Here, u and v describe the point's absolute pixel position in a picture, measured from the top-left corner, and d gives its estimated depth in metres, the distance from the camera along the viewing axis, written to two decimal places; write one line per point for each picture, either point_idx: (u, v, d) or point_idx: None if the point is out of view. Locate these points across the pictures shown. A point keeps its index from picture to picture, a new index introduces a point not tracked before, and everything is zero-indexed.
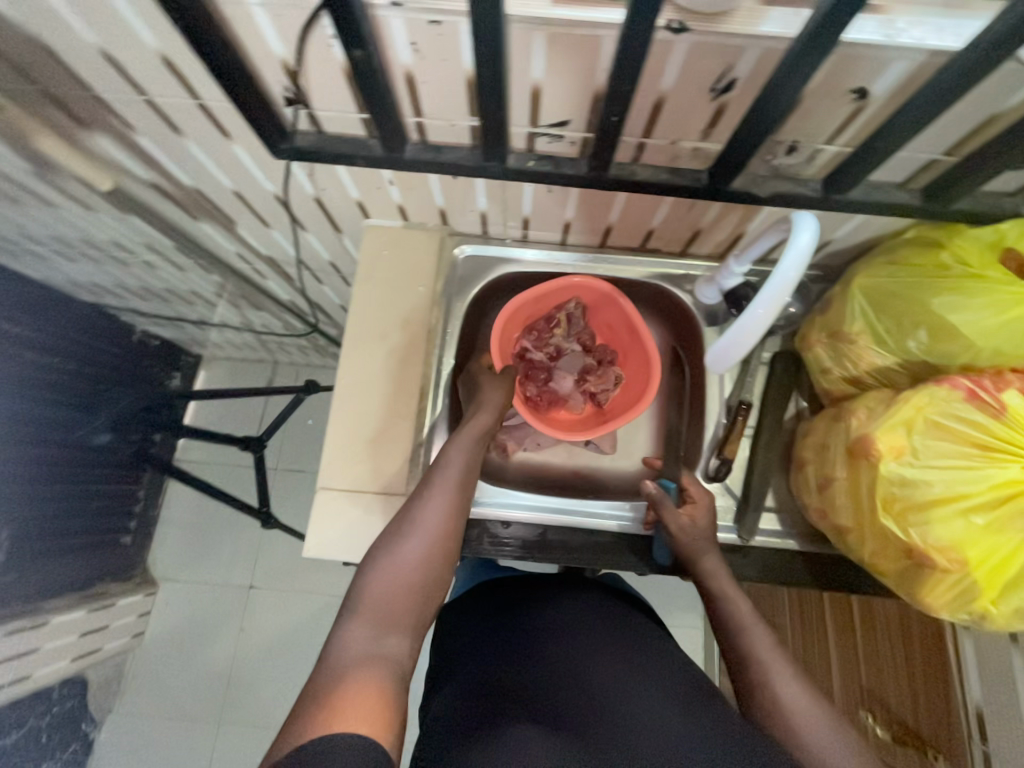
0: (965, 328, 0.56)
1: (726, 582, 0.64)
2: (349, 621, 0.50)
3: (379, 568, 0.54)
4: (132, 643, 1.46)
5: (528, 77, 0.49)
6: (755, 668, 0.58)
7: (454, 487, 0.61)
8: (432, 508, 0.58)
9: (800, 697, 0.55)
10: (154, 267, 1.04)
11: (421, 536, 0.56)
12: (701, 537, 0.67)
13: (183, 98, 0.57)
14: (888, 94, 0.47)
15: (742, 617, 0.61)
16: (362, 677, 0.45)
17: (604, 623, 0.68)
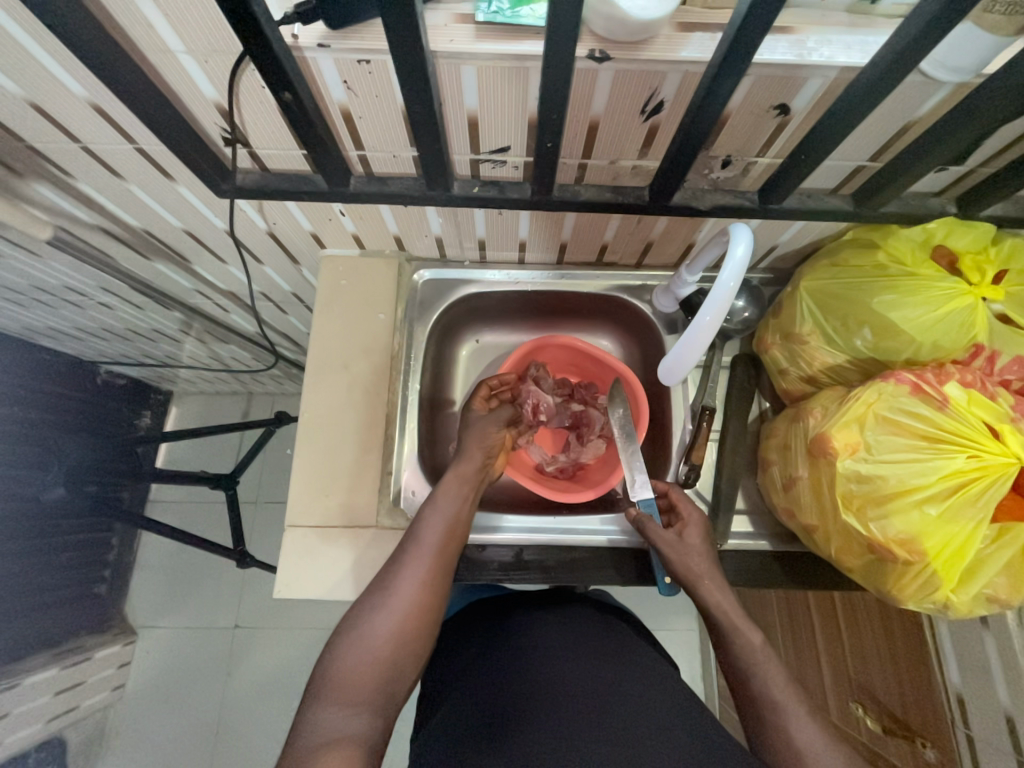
0: (904, 324, 0.58)
1: (733, 613, 0.62)
2: (319, 699, 0.50)
3: (348, 643, 0.53)
4: (112, 697, 1.39)
5: (463, 107, 0.50)
6: (769, 709, 0.56)
7: (426, 563, 0.58)
8: (403, 582, 0.57)
9: (816, 741, 0.54)
10: (111, 309, 1.02)
11: (391, 611, 0.54)
12: (695, 556, 0.65)
13: (119, 144, 0.56)
14: (807, 109, 0.49)
15: (754, 653, 0.60)
16: (328, 764, 0.44)
17: (598, 652, 0.65)
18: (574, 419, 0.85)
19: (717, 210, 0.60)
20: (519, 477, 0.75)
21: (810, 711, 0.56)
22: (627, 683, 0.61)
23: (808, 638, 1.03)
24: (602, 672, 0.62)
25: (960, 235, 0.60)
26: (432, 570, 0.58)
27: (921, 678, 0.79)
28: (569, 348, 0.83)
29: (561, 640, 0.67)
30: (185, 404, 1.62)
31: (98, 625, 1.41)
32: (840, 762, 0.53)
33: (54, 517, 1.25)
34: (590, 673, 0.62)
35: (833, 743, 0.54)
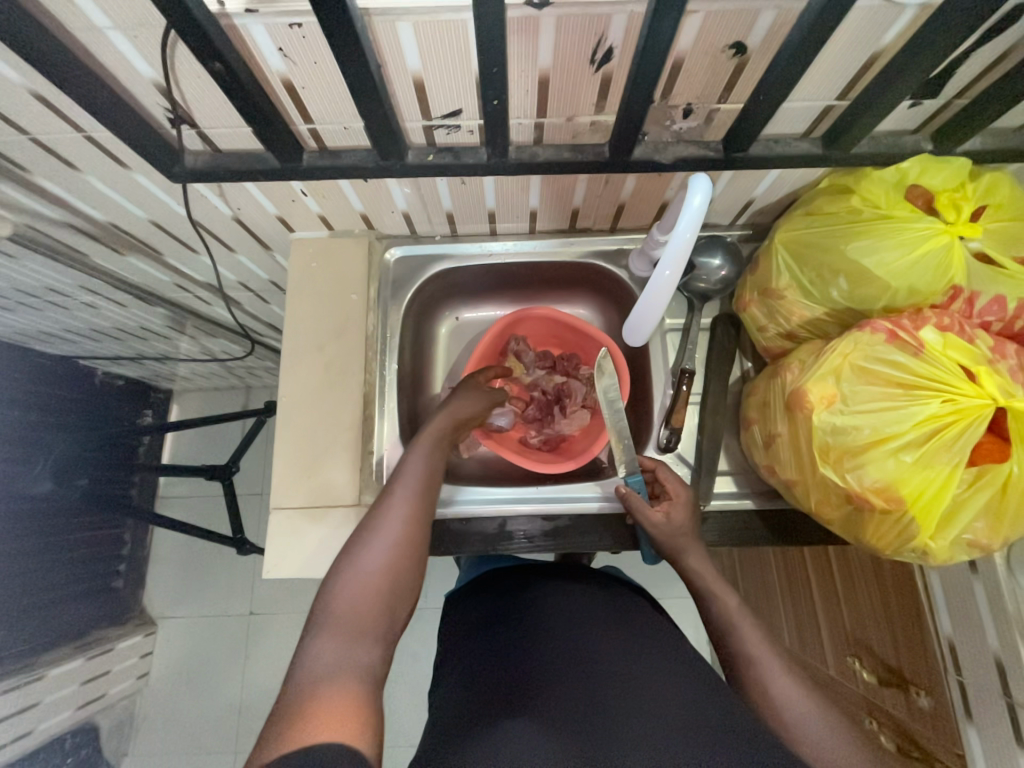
0: (878, 270, 0.56)
1: (710, 577, 0.63)
2: (317, 635, 0.48)
3: (344, 578, 0.51)
4: (138, 685, 1.45)
5: (406, 69, 0.48)
6: (746, 663, 0.58)
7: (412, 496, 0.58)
8: (392, 514, 0.56)
9: (790, 691, 0.55)
10: (96, 309, 1.02)
11: (386, 544, 0.54)
12: (679, 532, 0.65)
13: (66, 133, 0.56)
14: (763, 46, 0.47)
15: (730, 613, 0.60)
16: (334, 692, 0.43)
17: (590, 617, 0.67)
18: (556, 389, 0.83)
19: (682, 164, 0.58)
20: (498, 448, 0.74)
21: (784, 667, 0.56)
22: (619, 644, 0.62)
23: (807, 597, 1.04)
24: (594, 634, 0.63)
25: (934, 174, 0.57)
26: (418, 504, 0.58)
27: (913, 629, 0.79)
28: (547, 319, 0.83)
29: (554, 608, 0.69)
30: (185, 401, 1.64)
31: (118, 618, 1.46)
32: (814, 712, 0.54)
33: (63, 516, 1.28)
34: (584, 635, 0.63)
35: (806, 694, 0.55)
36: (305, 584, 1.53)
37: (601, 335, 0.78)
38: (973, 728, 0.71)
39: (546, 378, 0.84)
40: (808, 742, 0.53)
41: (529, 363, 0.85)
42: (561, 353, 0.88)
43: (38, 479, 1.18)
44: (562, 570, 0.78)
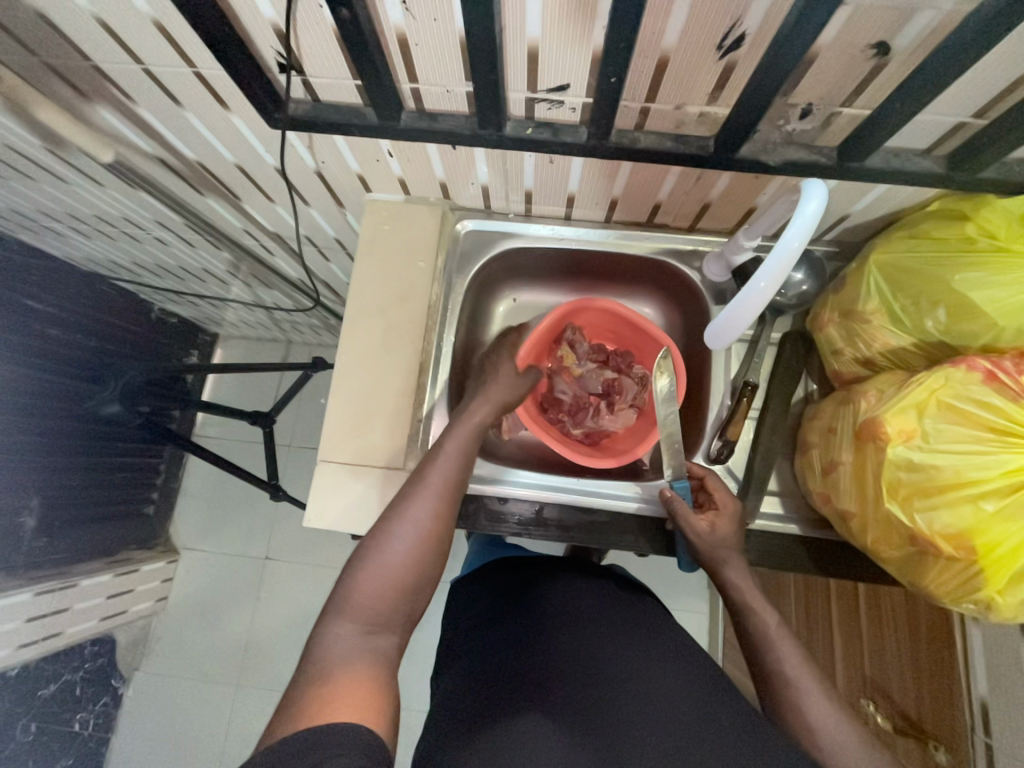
0: (986, 305, 0.52)
1: (750, 593, 0.62)
2: (337, 620, 0.50)
3: (365, 568, 0.53)
4: (157, 607, 1.53)
5: (524, 36, 0.47)
6: (783, 684, 0.56)
7: (439, 491, 0.60)
8: (417, 508, 0.57)
9: (829, 718, 0.53)
10: (166, 245, 1.05)
11: (407, 538, 0.55)
12: (724, 544, 0.63)
13: (177, 67, 0.57)
14: (909, 50, 0.44)
15: (768, 632, 0.59)
16: (354, 674, 0.46)
17: (611, 615, 0.67)
18: (604, 384, 0.82)
19: (787, 167, 0.56)
20: (541, 435, 0.73)
21: (823, 689, 0.55)
22: (642, 645, 0.62)
23: (824, 632, 1.01)
24: (617, 632, 0.63)
25: None
26: (443, 501, 0.59)
27: (941, 682, 0.76)
28: (608, 313, 0.81)
29: (578, 600, 0.69)
30: (230, 346, 1.69)
31: (145, 542, 1.53)
32: (853, 738, 0.52)
33: (110, 438, 1.34)
34: (608, 632, 0.63)
35: (849, 722, 0.53)
36: (321, 538, 1.58)
37: (664, 337, 0.76)
38: None
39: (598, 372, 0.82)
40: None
41: (583, 354, 0.83)
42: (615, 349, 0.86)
43: (108, 402, 1.18)
44: (586, 566, 0.78)
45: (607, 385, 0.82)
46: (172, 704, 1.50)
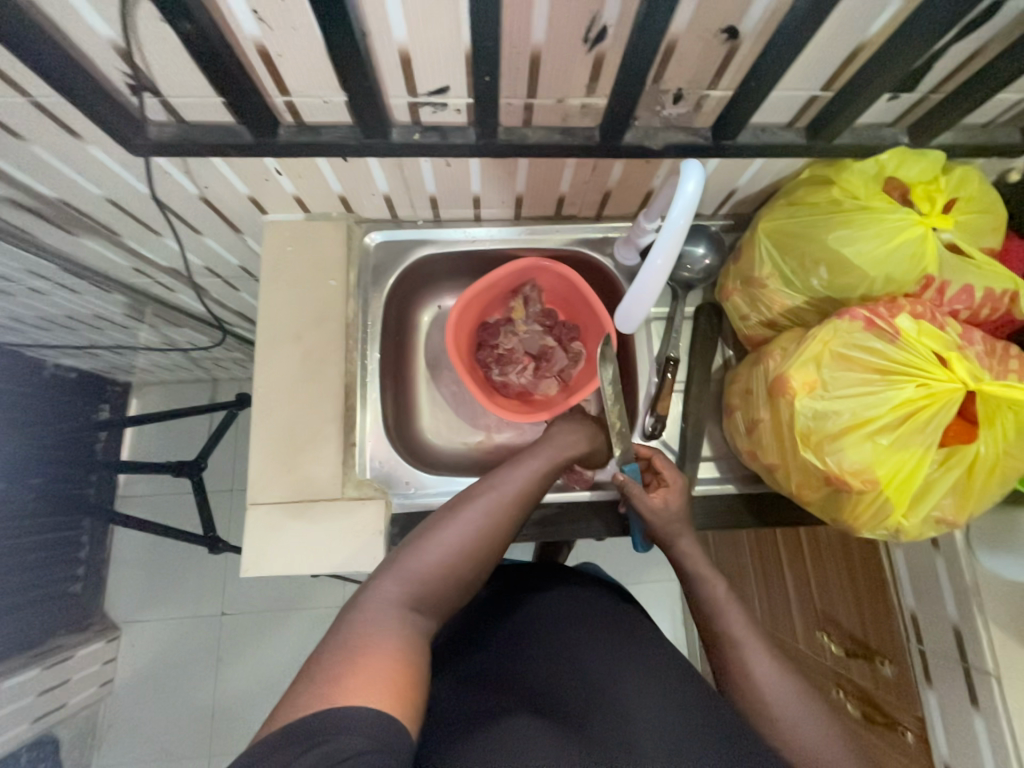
0: (857, 258, 0.58)
1: (700, 563, 0.64)
2: (385, 581, 0.49)
3: (422, 543, 0.52)
4: (102, 692, 1.38)
5: (391, 40, 0.46)
6: (731, 647, 0.59)
7: (518, 490, 0.58)
8: (483, 498, 0.56)
9: (772, 676, 0.56)
10: (45, 295, 0.95)
11: (476, 519, 0.54)
12: (674, 521, 0.66)
13: (10, 97, 0.50)
14: (756, 32, 0.47)
15: (718, 599, 0.62)
16: (384, 649, 0.43)
17: (588, 618, 0.67)
18: (539, 347, 0.83)
19: (671, 150, 0.58)
20: (468, 381, 0.74)
21: (768, 650, 0.58)
22: (614, 641, 0.63)
23: (779, 577, 1.08)
24: (590, 632, 0.64)
25: (912, 165, 0.58)
26: (508, 507, 0.56)
27: (880, 601, 0.83)
28: (564, 279, 0.80)
29: (546, 606, 0.69)
30: (146, 395, 1.56)
31: (77, 625, 1.38)
32: (796, 698, 0.55)
33: (13, 518, 1.20)
34: (581, 633, 0.64)
35: (790, 679, 0.56)
36: (279, 582, 1.49)
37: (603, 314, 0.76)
38: (933, 693, 0.76)
39: (542, 335, 0.83)
40: (792, 724, 0.54)
41: (531, 314, 0.84)
42: (565, 319, 0.86)
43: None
44: (555, 567, 0.78)
45: (549, 350, 0.83)
46: None
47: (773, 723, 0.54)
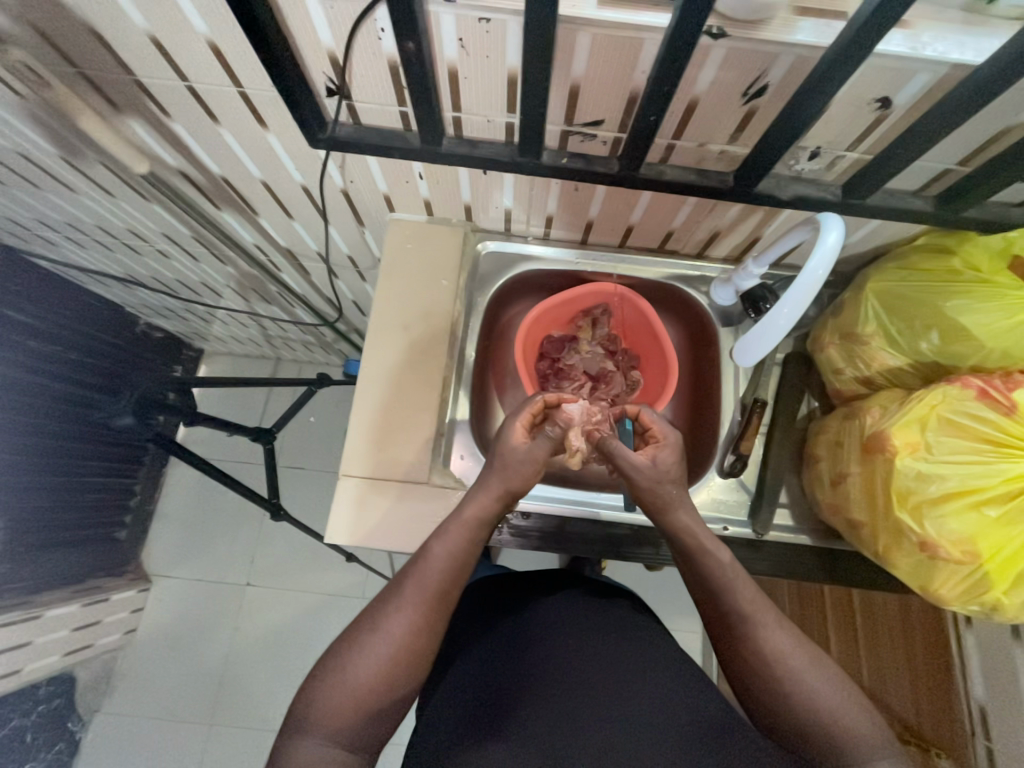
0: (975, 329, 0.58)
1: (701, 531, 0.59)
2: (304, 729, 0.50)
3: (335, 675, 0.52)
4: (124, 640, 1.43)
5: (568, 76, 0.51)
6: (739, 620, 0.56)
7: (426, 600, 0.54)
8: (393, 622, 0.53)
9: (784, 642, 0.55)
10: (168, 257, 1.04)
11: (385, 648, 0.52)
12: (669, 481, 0.61)
13: (224, 86, 0.58)
14: (909, 104, 0.50)
15: (725, 570, 0.57)
16: None
17: (584, 623, 0.67)
18: (599, 369, 0.85)
19: (798, 202, 0.61)
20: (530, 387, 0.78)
21: (777, 619, 0.56)
22: (609, 646, 0.64)
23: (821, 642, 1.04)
24: (585, 636, 0.65)
25: None
26: (419, 620, 0.54)
27: (939, 685, 0.80)
28: (641, 313, 0.83)
29: (545, 608, 0.70)
30: (215, 363, 1.66)
31: (116, 570, 1.44)
32: (808, 661, 0.54)
33: (89, 456, 1.28)
34: (575, 639, 0.65)
35: (799, 643, 0.55)
36: (308, 562, 1.53)
37: (673, 357, 0.79)
38: None
39: (603, 358, 0.86)
40: (809, 689, 0.53)
41: (597, 335, 0.86)
42: (627, 345, 0.88)
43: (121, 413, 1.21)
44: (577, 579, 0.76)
45: (606, 373, 0.85)
46: (136, 747, 1.39)
47: (788, 691, 0.53)
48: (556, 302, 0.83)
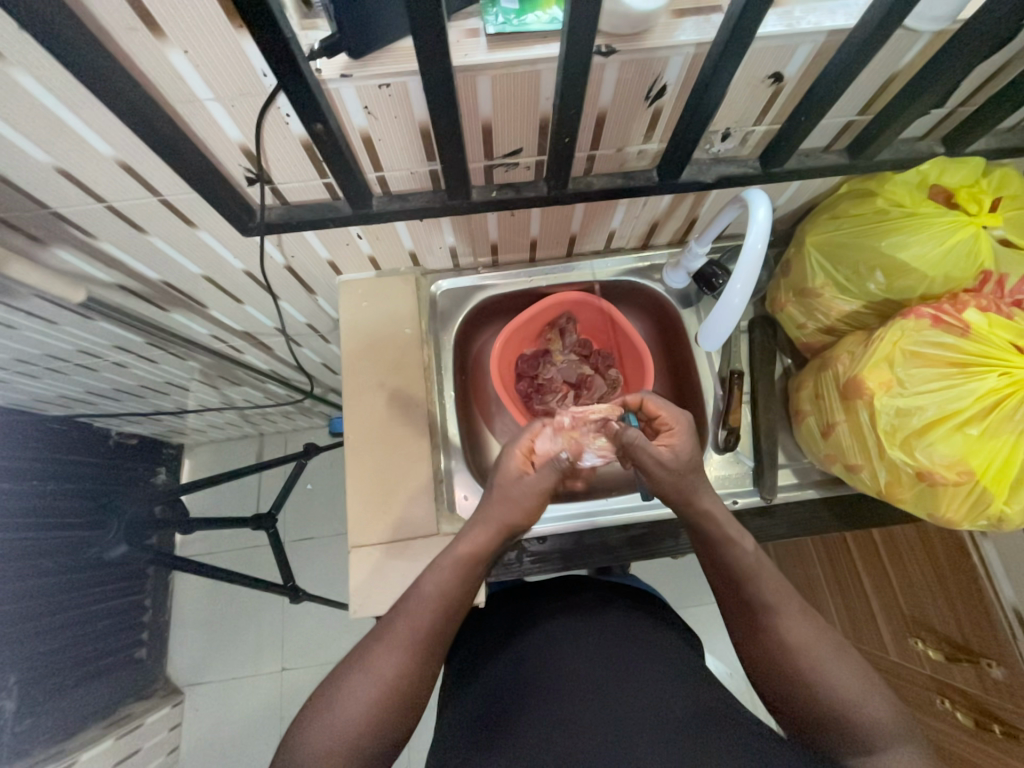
0: (914, 261, 0.61)
1: (727, 524, 0.60)
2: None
3: (321, 716, 0.51)
4: (169, 760, 1.36)
5: (478, 116, 0.52)
6: (762, 611, 0.57)
7: (413, 636, 0.54)
8: (382, 658, 0.53)
9: (806, 634, 0.55)
10: (126, 367, 1.02)
11: (372, 687, 0.51)
12: (688, 469, 0.61)
13: (143, 198, 0.57)
14: (800, 74, 0.52)
15: (748, 559, 0.58)
16: None
17: (596, 633, 0.68)
18: (578, 375, 0.85)
19: (723, 181, 0.63)
20: (516, 412, 0.78)
21: (799, 608, 0.57)
22: (603, 652, 0.65)
23: (856, 585, 1.06)
24: (579, 646, 0.66)
25: (953, 173, 0.63)
26: (407, 656, 0.53)
27: (973, 600, 0.82)
28: (605, 313, 0.84)
29: (548, 625, 0.70)
30: (198, 455, 1.62)
31: (144, 691, 1.38)
32: (831, 653, 0.54)
33: (90, 584, 1.23)
34: (571, 649, 0.65)
35: (821, 631, 0.55)
36: (340, 631, 1.49)
37: (646, 348, 0.80)
38: None
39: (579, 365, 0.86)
40: (829, 681, 0.52)
41: (568, 343, 0.87)
42: (598, 346, 0.89)
43: (114, 544, 1.12)
44: (602, 586, 0.78)
45: (586, 378, 0.85)
46: None
47: (810, 685, 0.53)
48: (521, 322, 0.83)
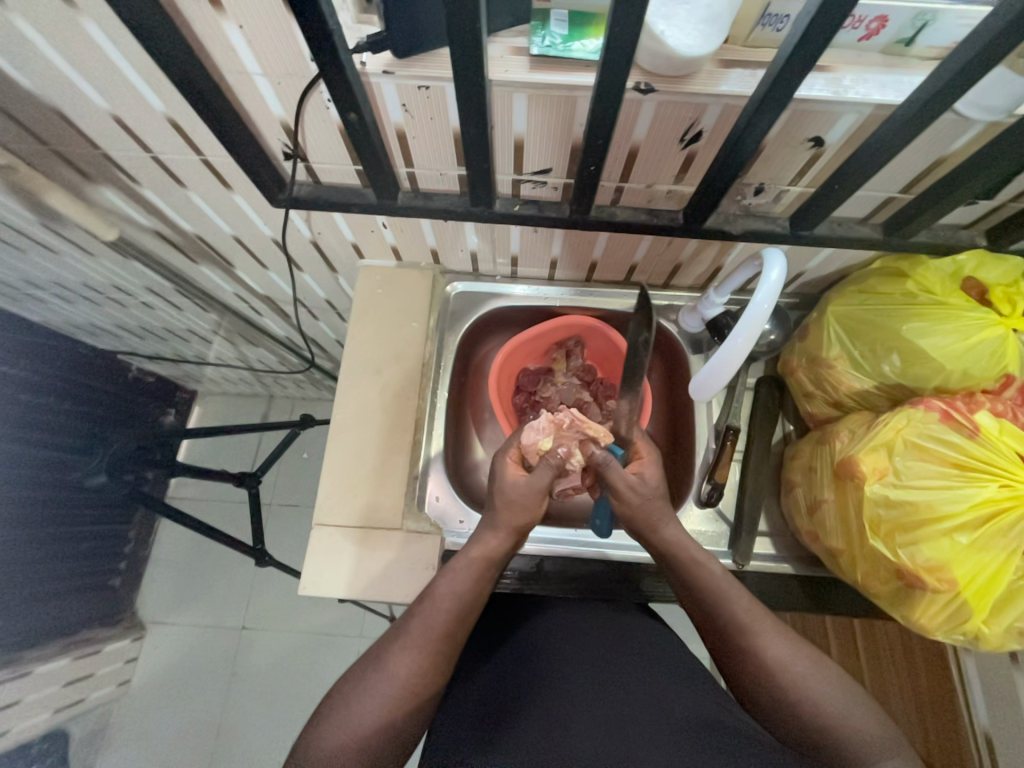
0: (933, 351, 0.58)
1: (692, 546, 0.60)
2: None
3: (336, 718, 0.49)
4: (119, 691, 1.40)
5: (511, 131, 0.53)
6: (736, 633, 0.55)
7: (429, 640, 0.53)
8: (399, 661, 0.52)
9: (785, 653, 0.53)
10: (153, 309, 1.07)
11: (389, 687, 0.50)
12: (655, 498, 0.62)
13: (188, 155, 0.60)
14: (841, 141, 0.51)
15: (717, 582, 0.58)
16: None
17: (589, 633, 0.66)
18: (575, 399, 0.82)
19: (749, 235, 0.62)
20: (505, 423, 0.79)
21: (776, 626, 0.55)
22: (598, 652, 0.63)
23: None
24: (569, 648, 0.64)
25: (991, 268, 0.61)
26: (427, 657, 0.53)
27: (946, 721, 0.77)
28: (612, 342, 0.83)
29: (539, 624, 0.69)
30: (207, 404, 1.67)
31: (111, 620, 1.42)
32: (813, 671, 0.52)
33: (81, 506, 1.28)
34: (565, 649, 0.64)
35: (802, 651, 0.53)
36: (304, 602, 1.50)
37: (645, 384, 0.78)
38: None
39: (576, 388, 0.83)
40: (816, 701, 0.50)
41: (573, 366, 0.86)
42: (602, 376, 0.88)
43: (95, 472, 1.10)
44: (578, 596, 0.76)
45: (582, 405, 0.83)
46: None
47: (796, 705, 0.50)
48: (527, 336, 0.83)
